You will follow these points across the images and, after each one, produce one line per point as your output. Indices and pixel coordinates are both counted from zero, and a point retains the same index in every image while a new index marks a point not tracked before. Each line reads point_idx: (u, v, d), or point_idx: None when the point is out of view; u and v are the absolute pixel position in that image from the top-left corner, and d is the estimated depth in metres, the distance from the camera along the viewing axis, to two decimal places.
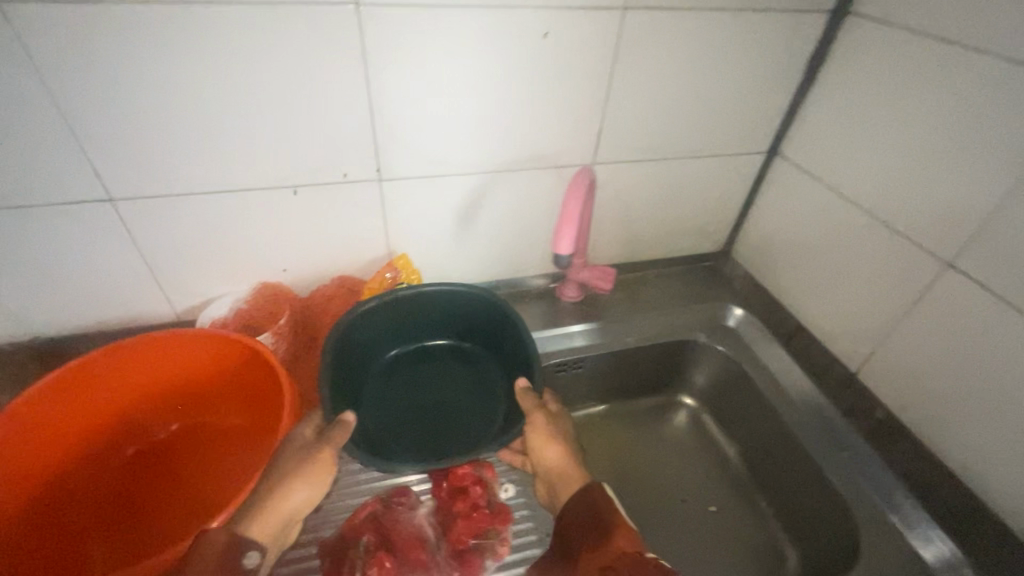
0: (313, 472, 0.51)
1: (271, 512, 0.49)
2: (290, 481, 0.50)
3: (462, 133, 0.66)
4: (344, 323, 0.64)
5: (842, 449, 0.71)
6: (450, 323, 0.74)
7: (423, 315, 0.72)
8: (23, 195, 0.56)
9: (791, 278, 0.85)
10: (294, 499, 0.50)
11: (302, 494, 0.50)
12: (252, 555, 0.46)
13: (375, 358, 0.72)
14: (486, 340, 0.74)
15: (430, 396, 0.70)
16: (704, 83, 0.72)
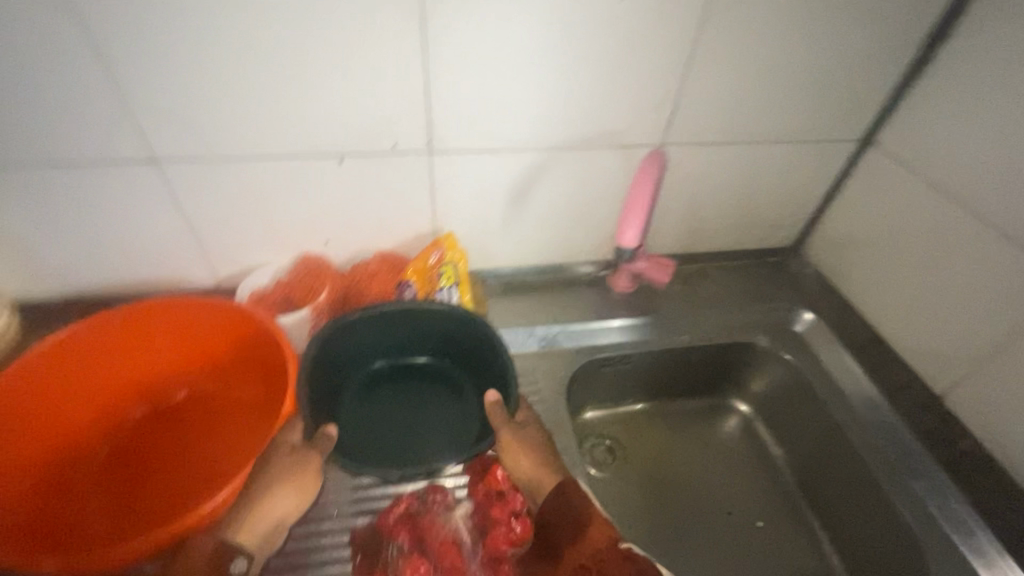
0: (299, 480, 0.51)
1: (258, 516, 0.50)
2: (276, 488, 0.50)
3: (522, 103, 0.61)
4: (318, 339, 0.59)
5: (918, 478, 0.64)
6: (427, 341, 0.67)
7: (400, 330, 0.65)
8: (68, 151, 0.55)
9: (872, 284, 0.76)
10: (283, 503, 0.51)
11: (290, 497, 0.51)
12: (240, 560, 0.47)
13: (353, 373, 0.66)
14: (464, 359, 0.67)
15: (404, 417, 0.64)
16: (797, 59, 0.63)
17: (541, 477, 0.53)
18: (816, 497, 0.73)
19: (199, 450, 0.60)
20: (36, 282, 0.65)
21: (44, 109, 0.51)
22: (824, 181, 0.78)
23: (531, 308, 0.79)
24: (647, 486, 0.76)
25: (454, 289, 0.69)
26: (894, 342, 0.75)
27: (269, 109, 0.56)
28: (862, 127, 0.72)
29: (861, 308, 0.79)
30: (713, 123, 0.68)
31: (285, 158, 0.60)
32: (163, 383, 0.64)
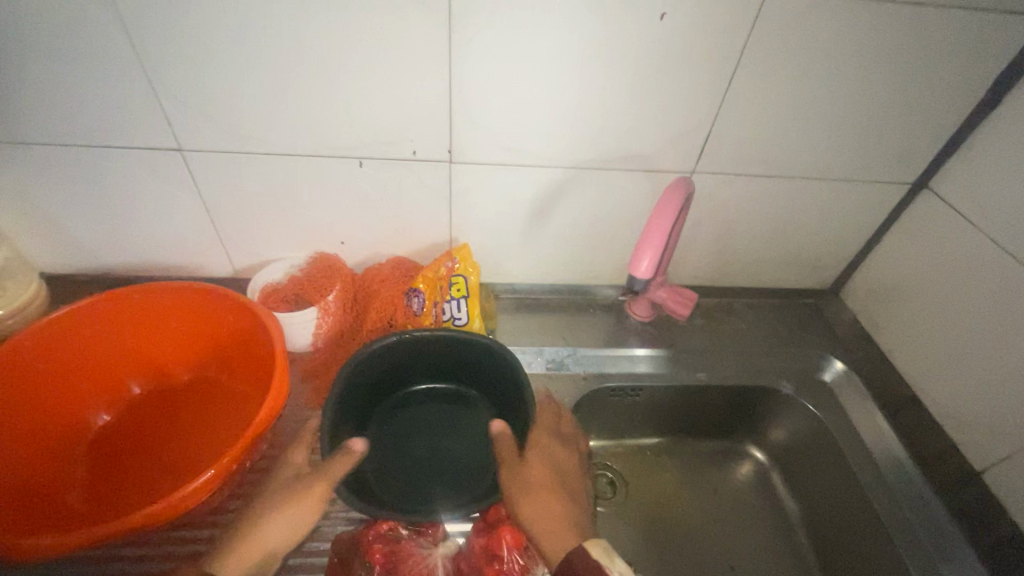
0: (300, 507, 0.49)
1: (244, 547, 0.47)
2: (271, 518, 0.48)
3: (547, 119, 0.59)
4: (357, 357, 0.59)
5: (947, 560, 0.58)
6: (453, 371, 0.67)
7: (435, 356, 0.66)
8: (102, 135, 0.56)
9: (914, 339, 0.70)
10: (276, 534, 0.48)
11: (285, 527, 0.48)
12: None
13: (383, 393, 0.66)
14: (493, 391, 0.66)
15: (426, 444, 0.63)
16: (847, 93, 0.59)
17: (549, 529, 0.47)
18: (830, 563, 0.67)
19: (189, 437, 0.59)
20: (66, 257, 0.68)
21: (81, 94, 0.53)
22: (869, 224, 0.73)
23: (543, 328, 0.76)
24: (648, 529, 0.71)
25: (461, 301, 0.67)
26: (934, 405, 0.68)
27: (293, 108, 0.56)
28: (916, 170, 0.67)
29: (901, 364, 0.73)
30: (750, 154, 0.64)
31: (306, 157, 0.60)
32: (168, 364, 0.63)
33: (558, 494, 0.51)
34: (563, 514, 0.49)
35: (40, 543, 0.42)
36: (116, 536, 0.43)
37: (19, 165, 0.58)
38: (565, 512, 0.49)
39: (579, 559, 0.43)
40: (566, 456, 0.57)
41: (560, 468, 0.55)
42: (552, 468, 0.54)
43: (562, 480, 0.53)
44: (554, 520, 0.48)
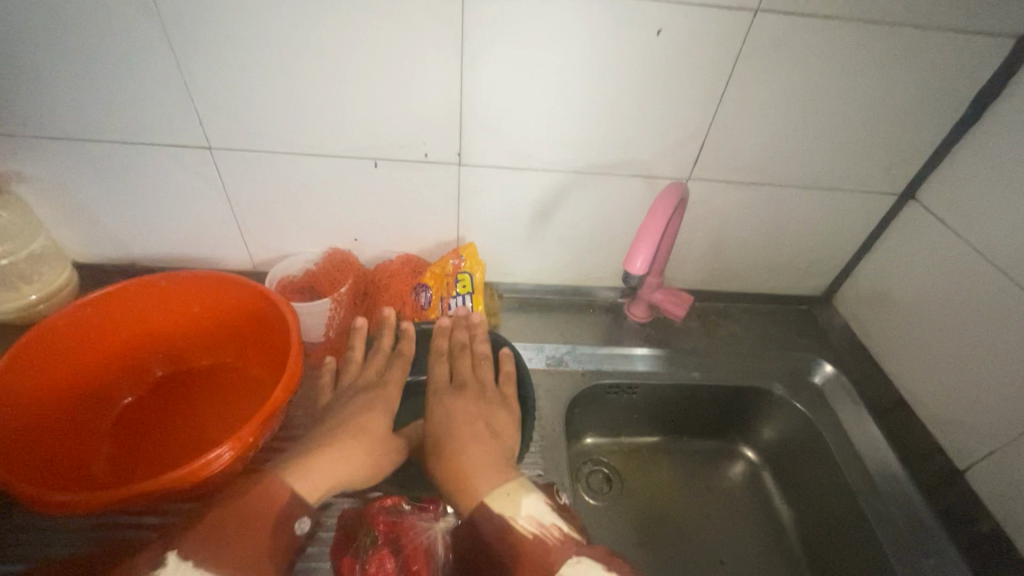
0: (376, 455, 0.57)
1: (326, 479, 0.52)
2: (348, 458, 0.55)
3: (550, 126, 0.63)
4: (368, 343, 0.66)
5: (928, 556, 0.60)
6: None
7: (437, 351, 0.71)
8: (139, 133, 0.61)
9: (901, 344, 0.73)
10: (351, 473, 0.54)
11: (358, 470, 0.55)
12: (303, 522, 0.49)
13: None
14: None
15: None
16: (834, 107, 0.63)
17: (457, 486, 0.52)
18: (817, 559, 0.69)
19: (204, 417, 0.62)
20: (97, 248, 0.72)
21: (122, 94, 0.58)
22: (859, 233, 0.76)
23: (544, 326, 0.80)
24: (641, 522, 0.74)
25: (466, 297, 0.71)
26: (920, 408, 0.70)
27: (316, 111, 0.60)
28: (903, 181, 0.70)
29: (889, 369, 0.75)
30: (743, 162, 0.68)
31: (324, 157, 0.64)
32: (189, 350, 0.67)
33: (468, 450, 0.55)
34: (475, 465, 0.53)
35: (67, 500, 0.45)
36: (139, 498, 0.47)
37: (61, 159, 0.62)
38: (478, 461, 0.53)
39: (485, 522, 0.49)
40: (468, 406, 0.60)
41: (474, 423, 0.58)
42: (457, 424, 0.58)
43: (473, 428, 0.57)
44: (460, 478, 0.53)
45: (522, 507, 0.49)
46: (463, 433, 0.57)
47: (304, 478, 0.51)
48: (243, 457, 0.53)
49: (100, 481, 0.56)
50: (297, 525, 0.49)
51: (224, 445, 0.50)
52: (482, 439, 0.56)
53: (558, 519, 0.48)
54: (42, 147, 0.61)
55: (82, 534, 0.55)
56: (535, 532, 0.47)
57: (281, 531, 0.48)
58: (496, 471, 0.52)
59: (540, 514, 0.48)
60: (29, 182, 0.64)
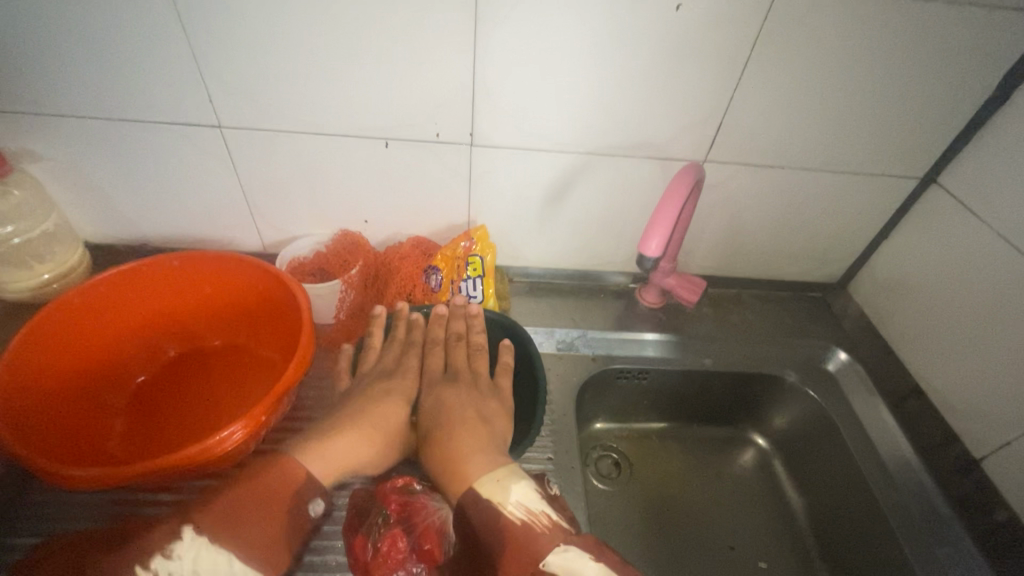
0: (386, 440, 0.57)
1: (340, 463, 0.53)
2: (362, 444, 0.55)
3: (564, 105, 0.62)
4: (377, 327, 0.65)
5: (943, 544, 0.60)
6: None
7: None
8: (150, 111, 0.61)
9: (917, 332, 0.72)
10: (364, 458, 0.55)
11: (369, 456, 0.55)
12: (317, 504, 0.50)
13: None
14: None
15: None
16: (856, 88, 0.61)
17: (449, 470, 0.52)
18: (828, 546, 0.69)
19: (216, 397, 0.62)
20: (109, 228, 0.72)
21: (132, 71, 0.57)
22: (877, 218, 0.74)
23: (555, 310, 0.79)
24: (649, 508, 0.74)
25: (477, 281, 0.71)
26: (936, 396, 0.69)
27: (327, 89, 0.59)
28: (925, 165, 0.68)
29: (905, 357, 0.74)
30: (760, 144, 0.66)
31: (335, 137, 0.63)
32: (200, 330, 0.68)
33: (463, 435, 0.55)
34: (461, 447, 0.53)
35: (80, 475, 0.45)
36: (147, 474, 0.47)
37: (73, 137, 0.62)
38: (462, 443, 0.53)
39: (472, 504, 0.48)
40: (460, 395, 0.60)
41: (467, 411, 0.58)
42: (449, 412, 0.58)
43: (464, 414, 0.58)
44: (453, 462, 0.52)
45: (512, 493, 0.48)
46: (454, 418, 0.57)
47: (321, 461, 0.52)
48: (253, 437, 0.53)
49: (114, 458, 0.56)
50: (311, 508, 0.49)
51: (233, 426, 0.50)
52: (471, 423, 0.56)
53: (547, 507, 0.47)
54: (53, 124, 0.61)
55: (98, 509, 0.56)
56: (524, 519, 0.46)
57: (295, 514, 0.48)
58: (479, 454, 0.52)
59: (529, 501, 0.47)
60: (40, 160, 0.64)
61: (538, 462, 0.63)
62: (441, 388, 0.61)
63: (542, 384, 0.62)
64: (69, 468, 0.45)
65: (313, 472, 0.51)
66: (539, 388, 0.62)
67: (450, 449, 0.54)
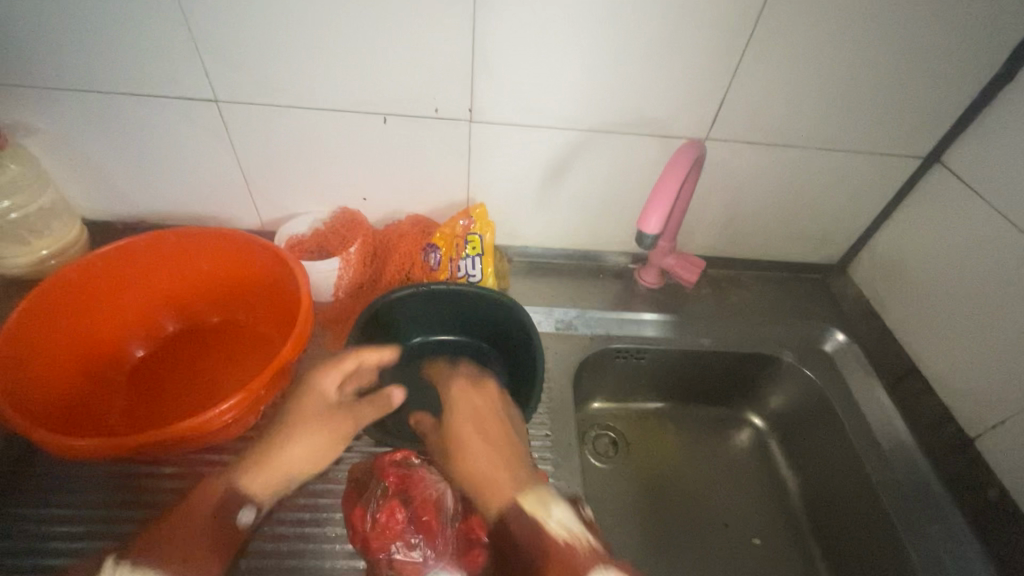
0: (332, 436, 0.51)
1: (282, 469, 0.48)
2: (305, 446, 0.49)
3: (564, 81, 0.61)
4: (375, 307, 0.64)
5: (933, 521, 0.61)
6: (467, 326, 0.71)
7: (448, 310, 0.70)
8: (145, 85, 0.60)
9: (915, 313, 0.72)
10: (312, 459, 0.50)
11: (312, 453, 0.50)
12: (246, 513, 0.46)
13: (397, 345, 0.70)
14: (504, 345, 0.70)
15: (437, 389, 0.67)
16: (861, 66, 0.60)
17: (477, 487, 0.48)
18: (820, 523, 0.70)
19: (214, 373, 0.63)
20: (106, 204, 0.72)
21: (125, 43, 0.56)
22: (878, 199, 0.74)
23: (553, 290, 0.79)
24: (645, 485, 0.75)
25: (476, 259, 0.70)
26: (933, 377, 0.70)
27: (324, 63, 0.58)
28: (928, 144, 0.68)
29: (902, 338, 0.74)
30: (762, 122, 0.65)
31: (332, 113, 0.63)
32: (199, 305, 0.67)
33: (489, 450, 0.50)
34: (486, 468, 0.49)
35: (80, 445, 0.46)
36: (146, 446, 0.47)
37: (67, 111, 0.61)
38: (488, 467, 0.49)
39: (516, 519, 0.44)
40: (481, 405, 0.56)
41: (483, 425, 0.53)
42: (477, 425, 0.53)
43: (488, 428, 0.53)
44: (483, 478, 0.48)
45: (555, 512, 0.44)
46: (481, 434, 0.52)
47: (254, 473, 0.47)
48: (246, 412, 0.53)
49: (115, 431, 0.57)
50: (239, 520, 0.45)
51: (226, 401, 0.50)
52: (496, 441, 0.51)
53: (587, 531, 0.45)
54: (46, 98, 0.60)
55: (102, 481, 0.57)
56: (567, 540, 0.43)
57: (222, 527, 0.44)
58: (508, 479, 0.47)
59: (571, 522, 0.44)
60: (34, 134, 0.63)
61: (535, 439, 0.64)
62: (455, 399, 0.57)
63: (541, 367, 0.61)
64: (65, 438, 0.46)
65: (246, 486, 0.46)
66: (538, 371, 0.61)
67: (478, 465, 0.49)
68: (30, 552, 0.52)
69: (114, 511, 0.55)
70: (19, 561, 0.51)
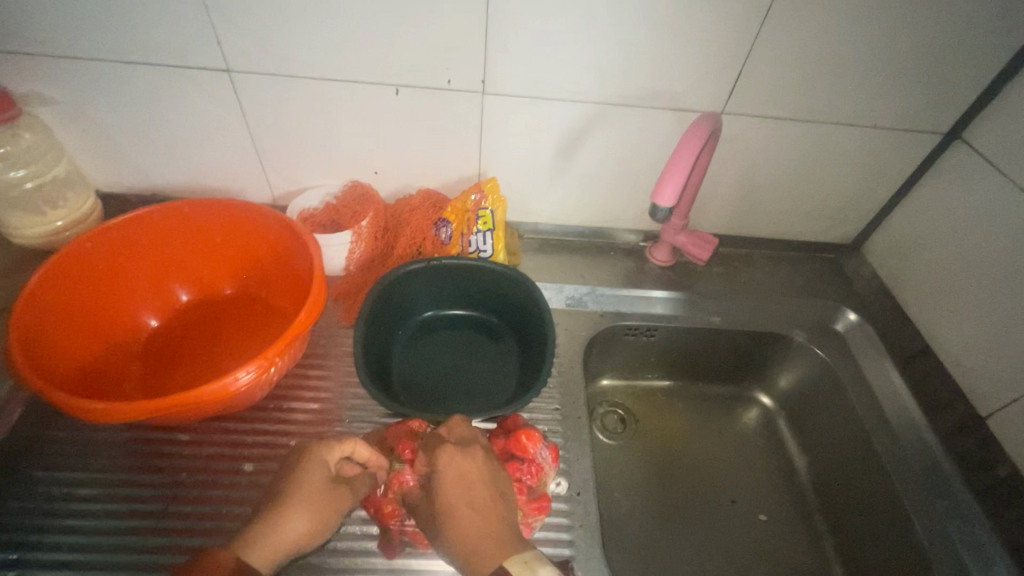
0: (332, 510, 0.49)
1: (283, 543, 0.46)
2: (307, 520, 0.47)
3: (579, 52, 0.60)
4: (389, 279, 0.65)
5: (941, 497, 0.61)
6: (478, 301, 0.72)
7: (460, 285, 0.70)
8: (156, 54, 0.59)
9: (930, 292, 0.71)
10: (312, 535, 0.47)
11: (311, 529, 0.47)
12: None
13: (409, 319, 0.71)
14: (515, 320, 0.70)
15: (449, 362, 0.68)
16: (883, 36, 0.59)
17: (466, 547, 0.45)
18: (828, 500, 0.71)
19: (229, 345, 0.63)
20: (118, 176, 0.72)
21: (136, 11, 0.56)
22: (896, 176, 0.73)
23: (564, 267, 0.79)
24: (653, 461, 0.75)
25: (487, 234, 0.70)
26: (946, 356, 0.69)
27: (337, 31, 0.58)
28: (950, 119, 0.66)
29: (915, 317, 0.74)
30: (780, 95, 0.64)
31: (344, 83, 0.62)
32: (212, 278, 0.68)
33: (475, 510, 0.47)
34: (474, 531, 0.46)
35: (96, 409, 0.46)
36: (160, 411, 0.48)
37: (79, 81, 0.61)
38: (477, 532, 0.45)
39: None
40: (468, 469, 0.50)
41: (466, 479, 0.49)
42: (463, 490, 0.48)
43: (475, 493, 0.48)
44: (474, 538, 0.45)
45: (543, 574, 0.41)
46: (468, 499, 0.48)
47: (256, 546, 0.44)
48: (261, 379, 0.53)
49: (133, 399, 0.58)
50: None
51: (244, 368, 0.50)
52: (484, 504, 0.48)
53: None
54: (58, 67, 0.60)
55: (121, 447, 0.58)
56: None
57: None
58: (498, 543, 0.45)
59: None
60: (47, 104, 0.63)
61: (546, 413, 0.64)
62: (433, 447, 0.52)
63: (552, 339, 0.62)
64: (90, 401, 0.46)
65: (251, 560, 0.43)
66: (549, 343, 0.62)
67: (461, 525, 0.46)
68: (56, 513, 0.53)
69: (135, 476, 0.56)
70: (45, 521, 0.53)
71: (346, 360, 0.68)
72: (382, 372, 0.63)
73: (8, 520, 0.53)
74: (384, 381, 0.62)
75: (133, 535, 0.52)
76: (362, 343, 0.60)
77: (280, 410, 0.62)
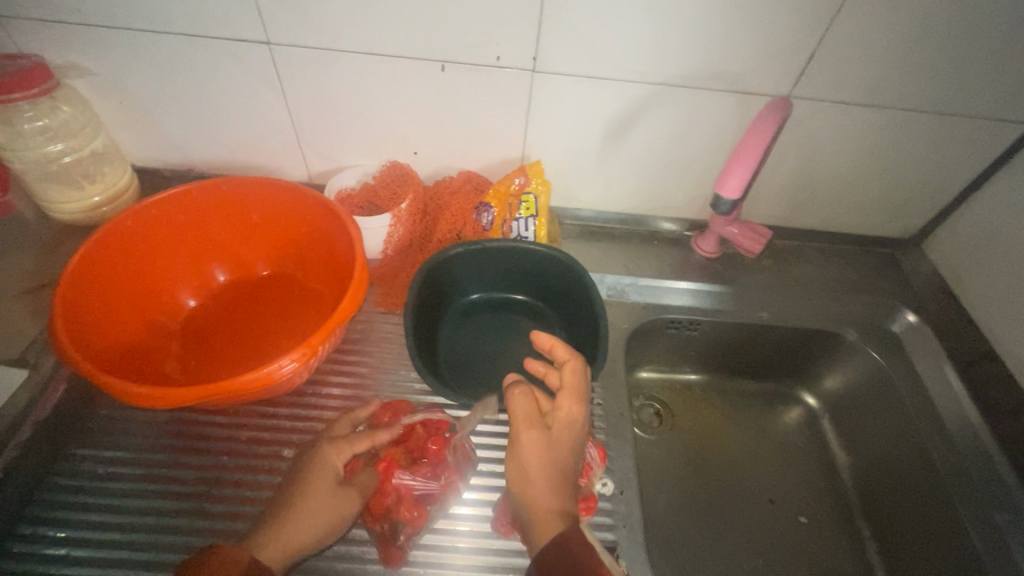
0: (341, 513, 0.49)
1: (296, 541, 0.46)
2: (320, 518, 0.47)
3: (638, 28, 0.56)
4: (435, 260, 0.63)
5: (1003, 510, 0.58)
6: (524, 285, 0.70)
7: (507, 267, 0.68)
8: (197, 25, 0.57)
9: (1000, 294, 0.67)
10: (324, 532, 0.47)
11: (321, 532, 0.47)
12: None
13: (454, 301, 0.69)
14: (562, 305, 0.68)
15: (494, 345, 0.67)
16: (978, 16, 0.54)
17: (547, 506, 0.45)
18: (872, 504, 0.68)
19: (268, 328, 0.62)
20: (155, 152, 0.71)
21: None
22: (971, 170, 0.68)
23: (606, 255, 0.76)
24: (691, 457, 0.73)
25: (529, 221, 0.68)
26: (1013, 361, 0.65)
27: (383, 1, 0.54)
28: None
29: (980, 319, 0.70)
30: (852, 79, 0.59)
31: (389, 59, 0.59)
32: (249, 258, 0.67)
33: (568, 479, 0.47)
34: (557, 494, 0.46)
35: (137, 395, 0.45)
36: (204, 399, 0.47)
37: (116, 51, 0.59)
38: (556, 494, 0.46)
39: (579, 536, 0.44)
40: (581, 435, 0.50)
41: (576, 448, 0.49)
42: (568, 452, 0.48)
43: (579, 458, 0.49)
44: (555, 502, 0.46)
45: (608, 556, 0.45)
46: (569, 467, 0.47)
47: (268, 544, 0.45)
48: (304, 367, 0.52)
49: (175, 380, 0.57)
50: None
51: (287, 357, 0.49)
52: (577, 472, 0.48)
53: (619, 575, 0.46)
54: (94, 37, 0.58)
55: (161, 428, 0.58)
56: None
57: None
58: (562, 511, 0.45)
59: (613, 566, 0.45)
60: (85, 75, 0.61)
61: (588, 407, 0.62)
62: (567, 405, 0.50)
63: (602, 329, 0.59)
64: (134, 385, 0.45)
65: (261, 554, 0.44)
66: (600, 333, 0.59)
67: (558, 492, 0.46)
68: (99, 492, 0.54)
69: (175, 457, 0.56)
70: (88, 498, 0.53)
71: (384, 346, 0.66)
72: (428, 355, 0.61)
73: (52, 496, 0.53)
74: (430, 363, 0.61)
75: (174, 516, 0.52)
76: (412, 328, 0.58)
77: (318, 396, 0.61)
